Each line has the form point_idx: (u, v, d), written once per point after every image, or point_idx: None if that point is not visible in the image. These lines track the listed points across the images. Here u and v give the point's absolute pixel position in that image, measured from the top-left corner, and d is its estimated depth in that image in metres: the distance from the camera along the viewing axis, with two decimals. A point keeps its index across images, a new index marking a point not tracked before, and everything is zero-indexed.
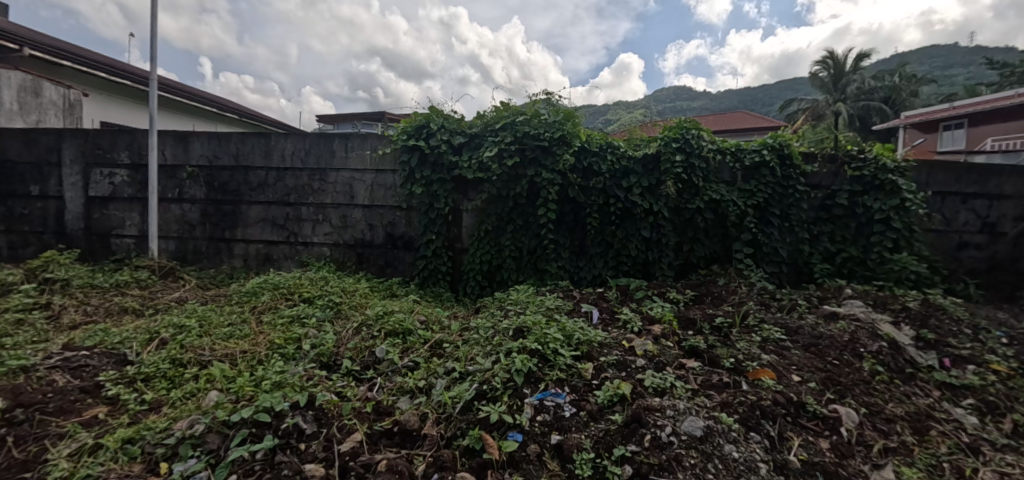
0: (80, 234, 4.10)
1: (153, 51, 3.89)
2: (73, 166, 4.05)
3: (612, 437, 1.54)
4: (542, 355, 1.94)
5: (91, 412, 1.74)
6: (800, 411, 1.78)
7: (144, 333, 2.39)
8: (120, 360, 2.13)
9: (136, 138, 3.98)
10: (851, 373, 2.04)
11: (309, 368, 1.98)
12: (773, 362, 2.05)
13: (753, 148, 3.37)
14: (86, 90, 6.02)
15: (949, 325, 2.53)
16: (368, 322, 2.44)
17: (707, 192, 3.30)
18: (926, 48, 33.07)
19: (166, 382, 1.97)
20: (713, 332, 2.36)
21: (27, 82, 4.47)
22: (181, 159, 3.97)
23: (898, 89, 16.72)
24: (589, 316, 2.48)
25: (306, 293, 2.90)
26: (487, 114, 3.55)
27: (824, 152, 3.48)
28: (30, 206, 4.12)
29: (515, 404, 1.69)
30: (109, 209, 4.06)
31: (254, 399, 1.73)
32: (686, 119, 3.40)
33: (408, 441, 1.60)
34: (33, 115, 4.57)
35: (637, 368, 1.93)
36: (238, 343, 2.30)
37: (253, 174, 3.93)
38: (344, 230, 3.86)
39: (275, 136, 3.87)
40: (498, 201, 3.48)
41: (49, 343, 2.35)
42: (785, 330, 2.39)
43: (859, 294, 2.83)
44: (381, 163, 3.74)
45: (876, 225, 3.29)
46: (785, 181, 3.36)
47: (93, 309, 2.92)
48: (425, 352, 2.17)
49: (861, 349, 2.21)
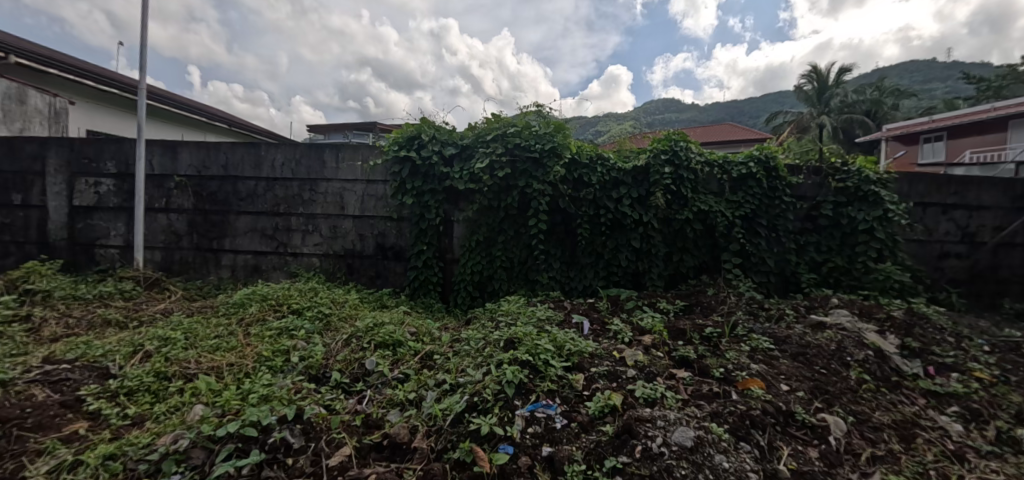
0: (64, 244, 4.03)
1: (143, 60, 3.87)
2: (58, 174, 3.99)
3: (603, 448, 1.54)
4: (534, 367, 1.93)
5: (71, 428, 1.69)
6: (789, 420, 1.80)
7: (128, 346, 2.34)
8: (103, 373, 2.09)
9: (123, 147, 3.94)
10: (839, 382, 2.07)
11: (297, 380, 1.96)
12: (762, 372, 2.06)
13: (740, 160, 3.43)
14: (71, 97, 5.96)
15: (933, 333, 2.57)
16: (357, 333, 2.41)
17: (696, 203, 3.35)
18: (903, 64, 34.07)
19: (150, 396, 1.93)
20: (704, 342, 2.38)
21: (12, 89, 4.44)
22: (169, 169, 3.93)
23: (880, 102, 17.13)
24: (579, 327, 2.47)
25: (295, 305, 2.87)
26: (478, 125, 3.57)
27: (809, 164, 3.55)
28: (12, 215, 4.05)
29: (506, 416, 1.68)
30: (94, 219, 4.00)
31: (240, 413, 1.69)
32: (674, 132, 3.45)
33: (398, 455, 1.58)
34: (18, 123, 4.52)
35: (628, 379, 1.93)
36: (225, 356, 2.26)
37: (242, 185, 3.90)
38: (335, 240, 3.83)
39: (265, 147, 3.86)
40: (488, 212, 3.49)
41: (28, 356, 2.29)
42: (774, 339, 2.41)
43: (845, 303, 2.88)
44: (372, 173, 3.74)
45: (861, 235, 3.35)
46: (771, 192, 3.42)
47: (75, 322, 2.86)
48: (415, 364, 2.15)
49: (847, 358, 2.24)
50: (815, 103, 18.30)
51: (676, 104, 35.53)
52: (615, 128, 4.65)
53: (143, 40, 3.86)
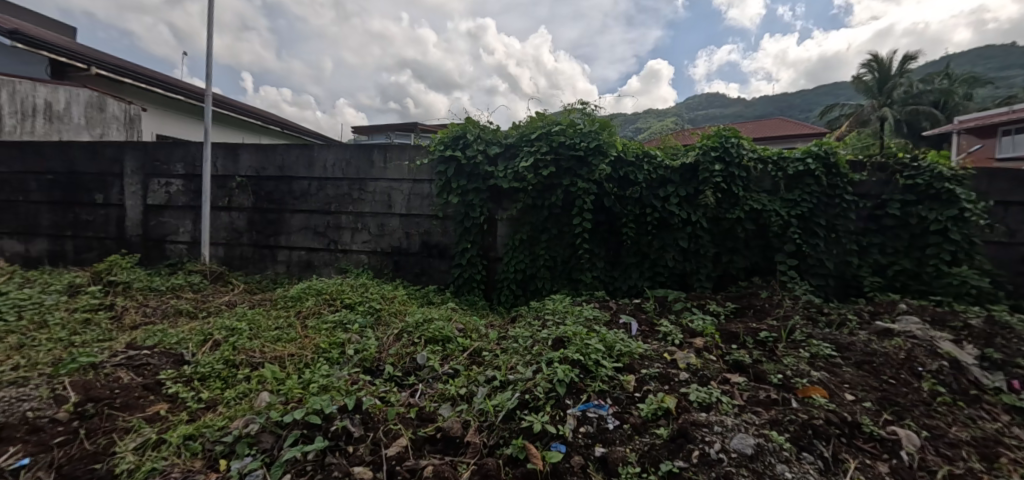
0: (139, 240, 4.38)
1: (209, 69, 4.14)
2: (134, 176, 4.34)
3: (658, 451, 1.51)
4: (584, 366, 1.92)
5: (153, 409, 1.84)
6: (855, 431, 1.70)
7: (199, 334, 2.52)
8: (178, 359, 2.26)
9: (190, 150, 4.22)
10: (909, 393, 1.94)
11: (353, 372, 2.04)
12: (824, 380, 1.97)
13: (796, 156, 3.27)
14: (144, 104, 6.46)
15: (1018, 344, 2.35)
16: (408, 328, 2.47)
17: (748, 202, 3.22)
18: (977, 51, 31.25)
19: (221, 382, 2.07)
20: (758, 347, 2.29)
21: (94, 98, 5.36)
22: (230, 170, 4.19)
23: (951, 93, 15.85)
24: (627, 328, 2.43)
25: (348, 299, 2.99)
26: (522, 124, 3.58)
27: (873, 160, 3.34)
28: (94, 213, 4.43)
29: (557, 414, 1.68)
30: (165, 217, 4.31)
31: (303, 401, 1.78)
32: (725, 128, 3.32)
33: (452, 448, 1.61)
34: (98, 128, 5.48)
35: (680, 382, 1.88)
36: (286, 346, 2.38)
37: (297, 184, 4.09)
38: (382, 238, 3.96)
39: (318, 148, 4.03)
40: (533, 211, 3.50)
41: (114, 342, 2.52)
42: (836, 346, 2.30)
43: (915, 309, 2.69)
44: (418, 173, 3.83)
45: (932, 236, 3.11)
46: (831, 190, 3.24)
47: (151, 311, 3.11)
48: (464, 360, 2.19)
49: (918, 368, 2.10)
50: (875, 96, 17.16)
51: (721, 99, 34.23)
52: (658, 125, 4.54)
53: (209, 49, 4.13)
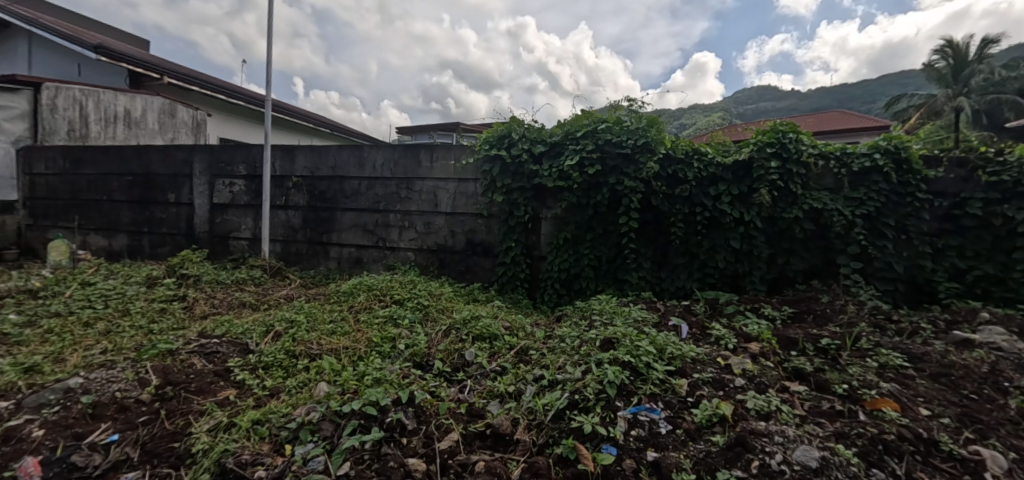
0: (206, 236, 4.70)
1: (269, 75, 4.38)
2: (202, 176, 4.66)
3: (714, 459, 1.46)
4: (634, 368, 1.89)
5: (223, 394, 1.97)
6: (932, 449, 1.57)
7: (263, 325, 2.68)
8: (244, 348, 2.42)
9: (251, 152, 4.48)
10: (993, 410, 1.77)
11: (404, 366, 2.10)
12: (895, 392, 1.83)
13: (862, 151, 3.06)
14: (209, 110, 6.92)
15: None
16: (456, 325, 2.52)
17: (807, 201, 3.05)
18: None
19: (282, 371, 2.19)
20: (819, 354, 2.17)
21: (166, 105, 5.91)
22: (287, 170, 4.42)
23: None
24: (677, 330, 2.37)
25: (397, 295, 3.09)
26: (567, 122, 3.55)
27: (951, 154, 3.07)
28: (167, 211, 4.80)
29: (608, 416, 1.66)
30: (229, 215, 4.61)
31: (358, 392, 1.86)
32: (782, 122, 3.16)
33: (502, 445, 1.62)
34: (169, 133, 6.01)
35: (736, 388, 1.81)
36: (341, 339, 2.49)
37: (348, 184, 4.25)
38: (428, 236, 4.05)
39: (368, 148, 4.18)
40: (578, 209, 3.48)
41: (186, 330, 2.72)
42: (907, 356, 2.13)
43: (1000, 318, 2.45)
44: (463, 172, 3.89)
45: (1020, 239, 2.82)
46: (902, 188, 3.01)
47: (218, 302, 3.33)
48: (511, 357, 2.20)
49: (1004, 383, 1.91)
50: (949, 85, 15.82)
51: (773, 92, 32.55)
52: (706, 121, 4.39)
53: (269, 56, 4.37)
